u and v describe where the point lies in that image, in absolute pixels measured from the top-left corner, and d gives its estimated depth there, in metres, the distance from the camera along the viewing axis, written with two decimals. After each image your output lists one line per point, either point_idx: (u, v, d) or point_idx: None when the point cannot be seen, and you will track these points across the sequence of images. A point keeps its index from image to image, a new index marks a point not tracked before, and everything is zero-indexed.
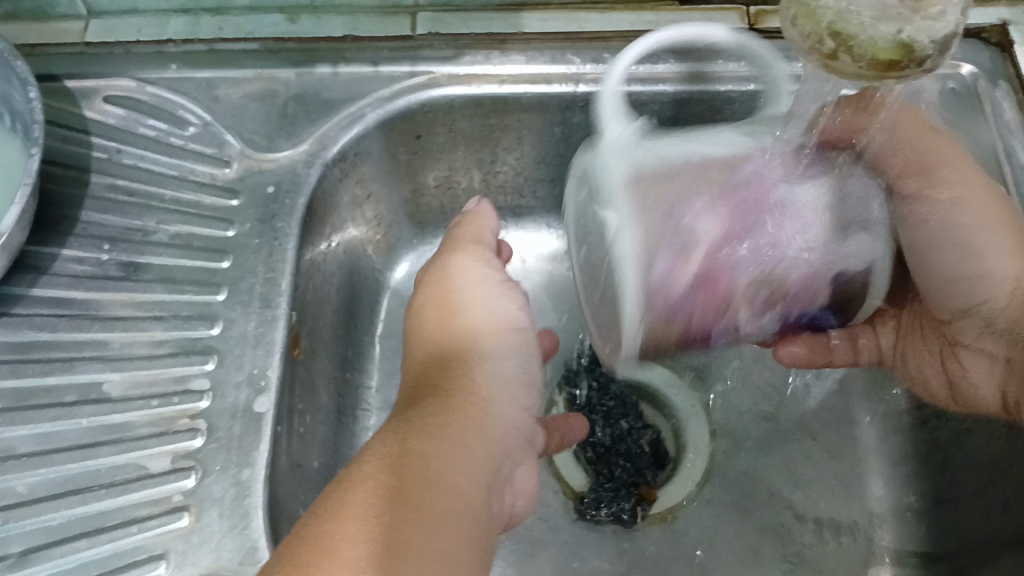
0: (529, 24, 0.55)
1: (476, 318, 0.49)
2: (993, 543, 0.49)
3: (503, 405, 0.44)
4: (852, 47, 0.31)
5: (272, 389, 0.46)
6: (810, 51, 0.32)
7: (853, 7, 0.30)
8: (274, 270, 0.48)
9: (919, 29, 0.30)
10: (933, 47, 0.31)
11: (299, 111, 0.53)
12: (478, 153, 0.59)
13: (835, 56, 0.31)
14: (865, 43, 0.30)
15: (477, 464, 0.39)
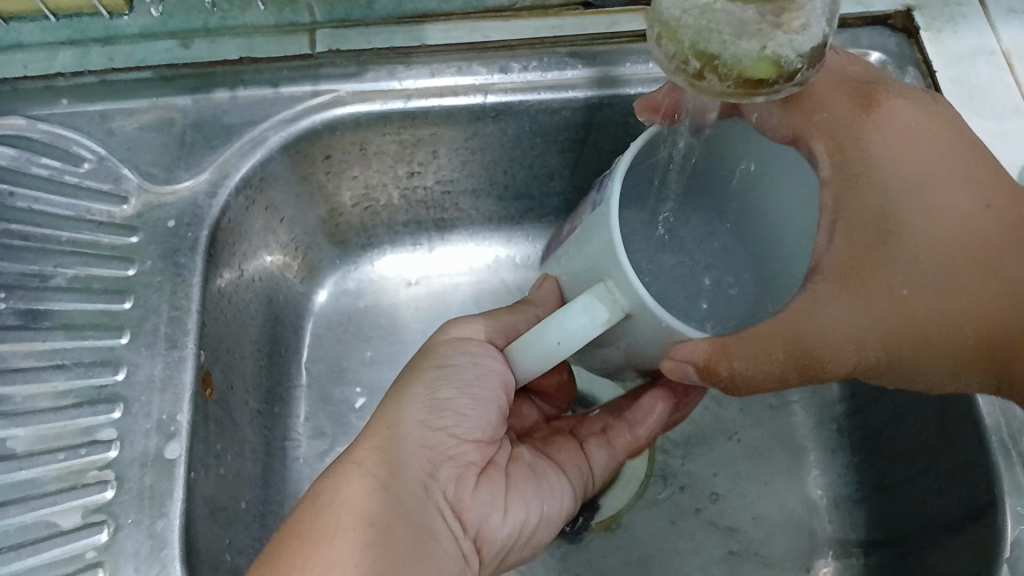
0: (431, 36, 0.53)
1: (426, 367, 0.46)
2: (928, 528, 0.49)
3: (415, 433, 0.44)
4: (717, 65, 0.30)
5: (182, 434, 0.44)
6: (675, 70, 0.32)
7: (713, 25, 0.30)
8: (179, 308, 0.47)
9: (782, 45, 0.30)
10: (799, 60, 0.31)
11: (197, 138, 0.51)
12: (394, 169, 0.57)
13: (701, 76, 0.31)
14: (730, 61, 0.30)
15: (370, 499, 0.39)
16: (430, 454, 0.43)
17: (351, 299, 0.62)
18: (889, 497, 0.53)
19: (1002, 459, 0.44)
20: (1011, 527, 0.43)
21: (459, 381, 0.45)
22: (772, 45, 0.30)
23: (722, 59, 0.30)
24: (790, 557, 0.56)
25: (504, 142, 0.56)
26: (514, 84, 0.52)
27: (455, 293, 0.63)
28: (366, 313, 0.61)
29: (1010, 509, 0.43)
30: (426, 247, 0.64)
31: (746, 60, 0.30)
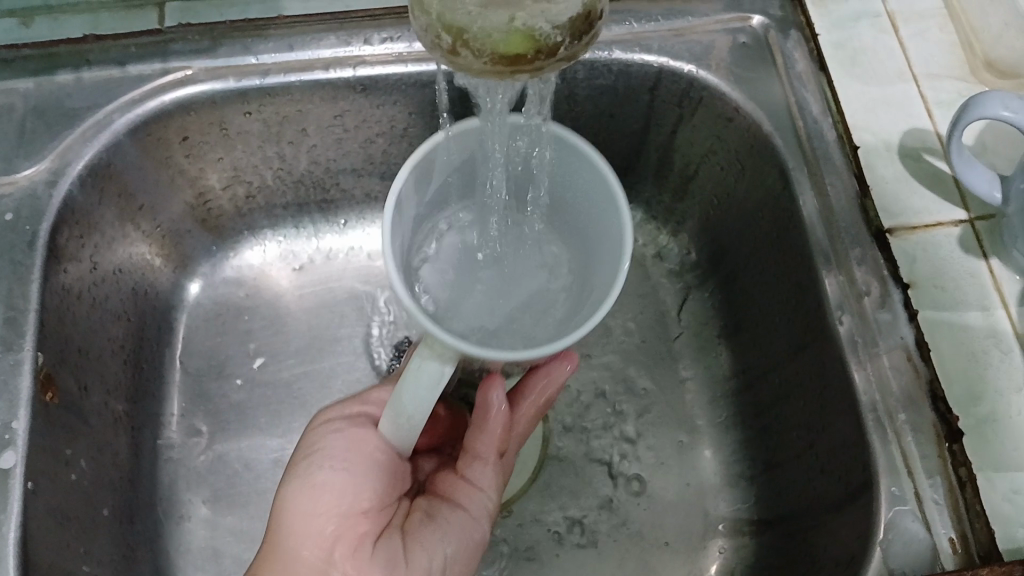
0: (290, 8, 0.50)
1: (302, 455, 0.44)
2: (814, 510, 0.47)
3: (294, 517, 0.41)
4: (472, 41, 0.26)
5: (19, 442, 0.41)
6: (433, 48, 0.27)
7: None
8: (16, 307, 0.43)
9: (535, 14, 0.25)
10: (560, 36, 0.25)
11: (39, 125, 0.47)
12: (263, 150, 0.54)
13: (455, 52, 0.26)
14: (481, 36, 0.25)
15: None
16: (316, 543, 0.40)
17: (231, 287, 0.59)
18: (777, 474, 0.52)
19: (877, 438, 0.42)
20: (886, 508, 0.40)
21: (327, 461, 0.42)
22: (521, 16, 0.25)
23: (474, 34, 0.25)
24: (683, 541, 0.54)
25: (380, 121, 0.53)
26: (376, 56, 0.49)
27: (342, 278, 0.60)
28: (247, 302, 0.59)
29: (885, 490, 0.41)
30: (311, 230, 0.60)
31: (496, 34, 0.25)
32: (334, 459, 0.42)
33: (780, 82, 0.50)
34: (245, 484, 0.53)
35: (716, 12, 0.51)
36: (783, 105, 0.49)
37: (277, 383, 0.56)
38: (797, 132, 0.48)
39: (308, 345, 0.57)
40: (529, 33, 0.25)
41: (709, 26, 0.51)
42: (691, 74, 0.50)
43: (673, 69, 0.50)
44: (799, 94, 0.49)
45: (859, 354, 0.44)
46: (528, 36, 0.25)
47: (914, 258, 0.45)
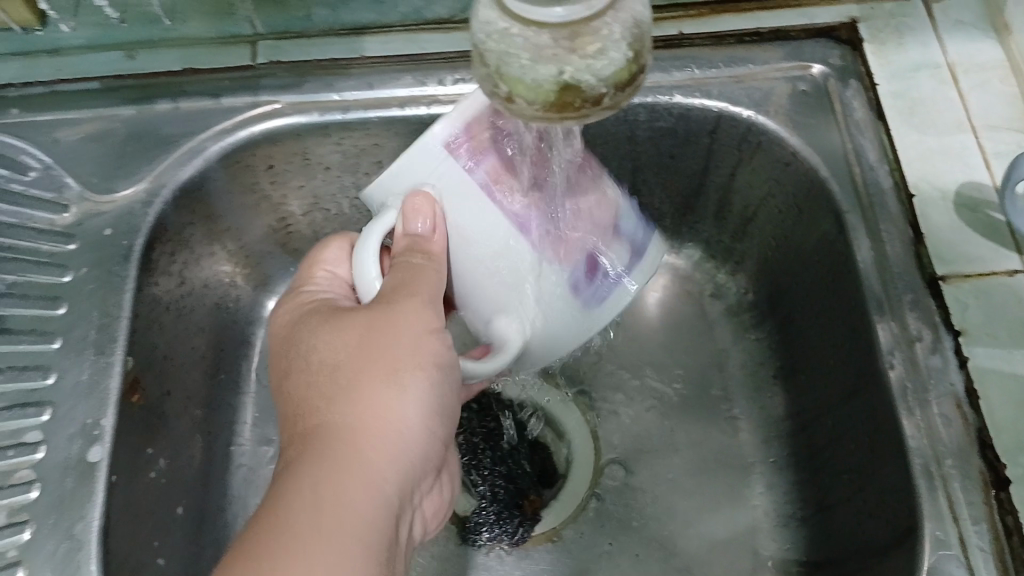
0: (370, 48, 0.54)
1: (411, 342, 0.39)
2: (861, 554, 0.47)
3: (418, 417, 0.39)
4: (524, 90, 0.29)
5: (107, 437, 0.45)
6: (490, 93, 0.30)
7: (512, 48, 0.28)
8: (111, 314, 0.48)
9: (580, 70, 0.28)
10: (602, 87, 0.28)
11: (138, 149, 0.52)
12: (341, 178, 0.57)
13: (510, 100, 0.29)
14: (531, 86, 0.28)
15: (384, 500, 0.36)
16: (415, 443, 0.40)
17: None
18: (826, 515, 0.52)
19: (924, 487, 0.42)
20: (928, 554, 0.40)
21: (444, 377, 0.40)
22: (570, 72, 0.28)
23: (525, 84, 0.29)
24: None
25: None
26: (449, 95, 0.52)
27: None
28: None
29: (928, 535, 0.41)
30: None
31: (544, 86, 0.28)
32: (435, 389, 0.40)
33: (838, 129, 0.51)
34: None
35: (777, 60, 0.53)
36: (840, 152, 0.50)
37: None
38: (854, 180, 0.49)
39: None
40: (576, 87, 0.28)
41: (770, 73, 0.52)
42: (749, 119, 0.52)
43: (732, 114, 0.52)
44: (857, 142, 0.50)
45: (908, 400, 0.44)
46: (574, 88, 0.28)
47: (965, 306, 0.46)
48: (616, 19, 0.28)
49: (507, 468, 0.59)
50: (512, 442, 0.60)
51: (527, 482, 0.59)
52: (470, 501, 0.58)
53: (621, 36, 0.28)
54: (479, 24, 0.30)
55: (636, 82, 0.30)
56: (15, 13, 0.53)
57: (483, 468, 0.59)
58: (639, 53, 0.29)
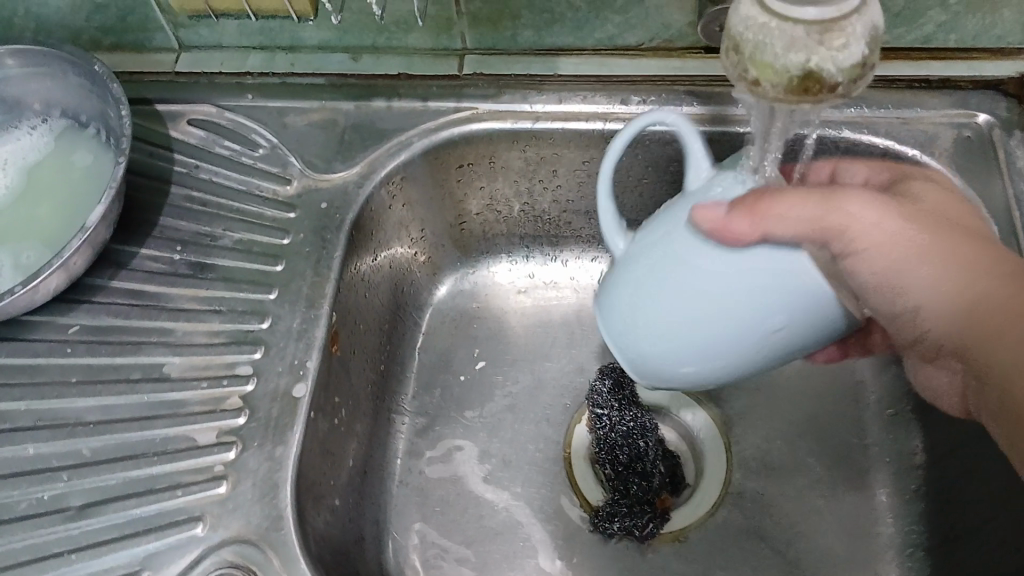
0: (564, 67, 0.60)
1: None
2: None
3: None
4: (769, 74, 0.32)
5: (310, 376, 0.51)
6: (738, 78, 0.33)
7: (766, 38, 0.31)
8: (321, 274, 0.54)
9: (826, 59, 0.30)
10: (842, 75, 0.31)
11: (355, 138, 0.59)
12: (519, 185, 0.64)
13: (756, 83, 0.32)
14: (778, 72, 0.31)
15: None
16: None
17: (466, 298, 0.70)
18: (956, 545, 0.54)
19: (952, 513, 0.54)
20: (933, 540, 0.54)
21: None
22: (814, 61, 0.30)
23: (773, 69, 0.31)
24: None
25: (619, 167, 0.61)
26: (631, 114, 0.58)
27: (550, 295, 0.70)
28: (479, 314, 0.69)
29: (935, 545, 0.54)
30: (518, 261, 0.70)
31: (789, 72, 0.31)
32: None
33: (999, 176, 0.54)
34: (459, 467, 0.63)
35: (944, 106, 0.56)
36: (1002, 200, 0.53)
37: (492, 383, 0.66)
38: (1011, 222, 0.52)
39: (523, 359, 0.67)
40: (820, 72, 0.31)
41: (937, 119, 0.56)
42: (915, 158, 0.55)
43: (897, 152, 0.55)
44: (1017, 187, 0.53)
45: None
46: (816, 75, 0.31)
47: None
48: (863, 21, 0.30)
49: (643, 467, 0.60)
50: (649, 442, 0.61)
51: (660, 483, 0.60)
52: (603, 492, 0.61)
53: (865, 35, 0.30)
54: (738, 17, 0.32)
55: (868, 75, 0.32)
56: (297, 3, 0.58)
57: (617, 465, 0.61)
58: (877, 51, 0.31)
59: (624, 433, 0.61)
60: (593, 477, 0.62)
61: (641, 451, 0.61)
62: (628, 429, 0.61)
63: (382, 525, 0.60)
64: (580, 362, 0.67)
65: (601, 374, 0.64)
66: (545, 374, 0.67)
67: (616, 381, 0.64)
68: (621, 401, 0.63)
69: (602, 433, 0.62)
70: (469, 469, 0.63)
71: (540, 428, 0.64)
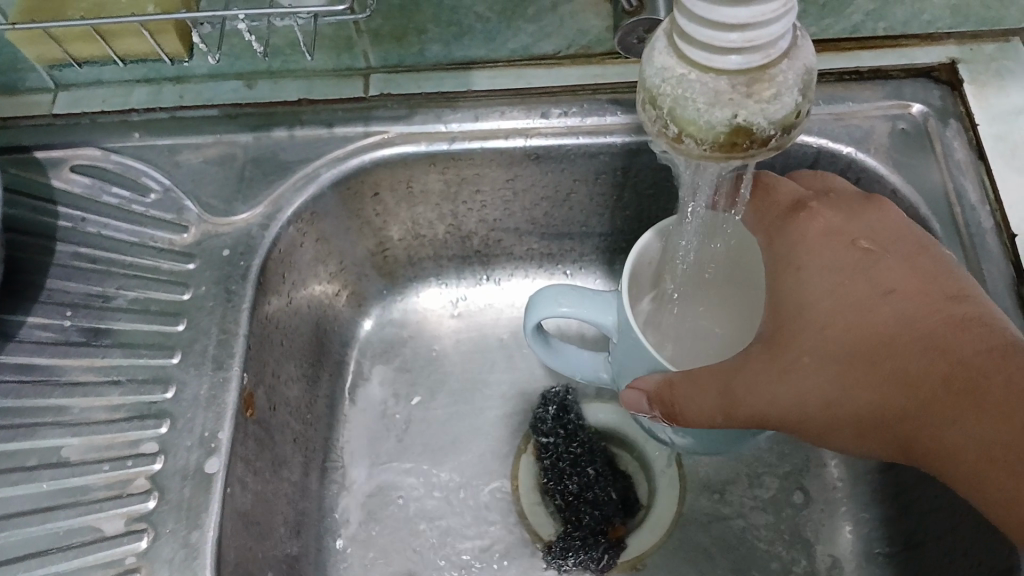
0: (478, 82, 0.56)
1: None
2: None
3: None
4: (695, 130, 0.29)
5: (222, 450, 0.47)
6: (660, 134, 0.31)
7: (688, 93, 0.29)
8: (227, 331, 0.50)
9: (754, 113, 0.28)
10: (774, 128, 0.29)
11: (255, 173, 0.54)
12: (439, 208, 0.60)
13: (681, 140, 0.30)
14: (705, 128, 0.29)
15: None
16: None
17: (396, 328, 0.65)
18: (918, 552, 0.51)
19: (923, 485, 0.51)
20: None
21: None
22: (743, 115, 0.28)
23: (698, 125, 0.29)
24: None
25: (543, 183, 0.58)
26: (553, 128, 0.54)
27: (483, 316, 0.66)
28: (409, 343, 0.65)
29: None
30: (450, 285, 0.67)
31: (717, 128, 0.29)
32: None
33: (937, 167, 0.51)
34: (401, 511, 0.59)
35: (878, 99, 0.53)
36: (939, 191, 0.50)
37: (431, 418, 0.62)
38: (953, 217, 0.49)
39: (460, 389, 0.63)
40: (749, 126, 0.29)
41: (870, 112, 0.53)
42: (850, 156, 0.52)
43: (831, 151, 0.52)
44: (956, 180, 0.50)
45: None
46: (745, 129, 0.29)
47: None
48: (791, 65, 0.28)
49: (593, 495, 0.57)
50: (597, 469, 0.58)
51: (613, 510, 0.57)
52: (555, 525, 0.58)
53: (795, 85, 0.28)
54: (653, 66, 0.30)
55: (800, 127, 0.30)
56: (167, 44, 0.52)
57: (567, 495, 0.57)
58: (809, 99, 0.29)
59: (571, 462, 0.58)
60: (543, 509, 0.58)
61: (589, 479, 0.57)
62: (574, 458, 0.58)
63: None
64: (522, 385, 0.63)
65: (542, 403, 0.61)
66: (484, 402, 0.63)
67: (559, 407, 0.60)
68: (564, 429, 0.60)
69: (548, 462, 0.59)
70: (412, 514, 0.58)
71: (484, 460, 0.60)
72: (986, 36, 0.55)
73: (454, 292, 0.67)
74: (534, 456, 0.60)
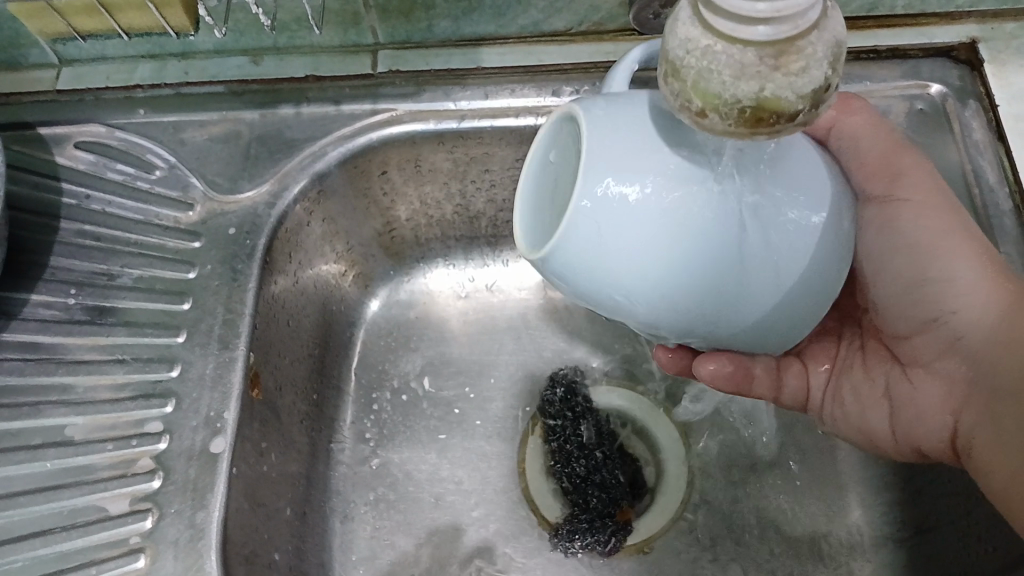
0: (487, 59, 0.55)
1: None
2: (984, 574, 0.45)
3: None
4: (719, 104, 0.28)
5: (228, 430, 0.46)
6: (681, 110, 0.30)
7: (713, 65, 0.28)
8: (232, 311, 0.49)
9: (782, 87, 0.27)
10: (801, 102, 0.28)
11: (261, 151, 0.54)
12: (448, 187, 0.59)
13: (704, 115, 0.29)
14: (729, 102, 0.28)
15: None
16: None
17: (402, 308, 0.65)
18: (931, 538, 0.51)
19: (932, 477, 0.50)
20: None
21: None
22: (770, 88, 0.27)
23: (722, 99, 0.28)
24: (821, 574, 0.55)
25: None
26: (563, 106, 0.53)
27: (490, 299, 0.65)
28: (415, 324, 0.64)
29: None
30: (458, 265, 0.66)
31: (743, 102, 0.28)
32: None
33: (956, 148, 0.50)
34: (408, 493, 0.58)
35: (895, 78, 0.52)
36: (958, 172, 0.49)
37: (437, 400, 0.61)
38: (970, 199, 0.48)
39: (467, 371, 0.63)
40: (775, 100, 0.28)
41: (888, 91, 0.52)
42: None
43: None
44: (975, 161, 0.49)
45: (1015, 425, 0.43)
46: (772, 104, 0.28)
47: None
48: (820, 39, 0.27)
49: (601, 477, 0.57)
50: (606, 452, 0.58)
51: (620, 493, 0.57)
52: (561, 508, 0.57)
53: (822, 59, 0.28)
54: (675, 39, 0.29)
55: (826, 104, 0.30)
56: (173, 18, 0.52)
57: (575, 477, 0.57)
58: (838, 73, 0.28)
59: (579, 444, 0.58)
60: (550, 493, 0.58)
61: (598, 462, 0.58)
62: (583, 440, 0.58)
63: (327, 566, 0.55)
64: (530, 367, 0.63)
65: (550, 384, 0.61)
66: (491, 385, 0.62)
67: (569, 389, 0.60)
68: (574, 412, 0.59)
69: (556, 445, 0.59)
70: (418, 496, 0.58)
71: (492, 442, 0.60)
72: (1008, 14, 0.54)
73: (462, 273, 0.66)
74: (542, 438, 0.60)
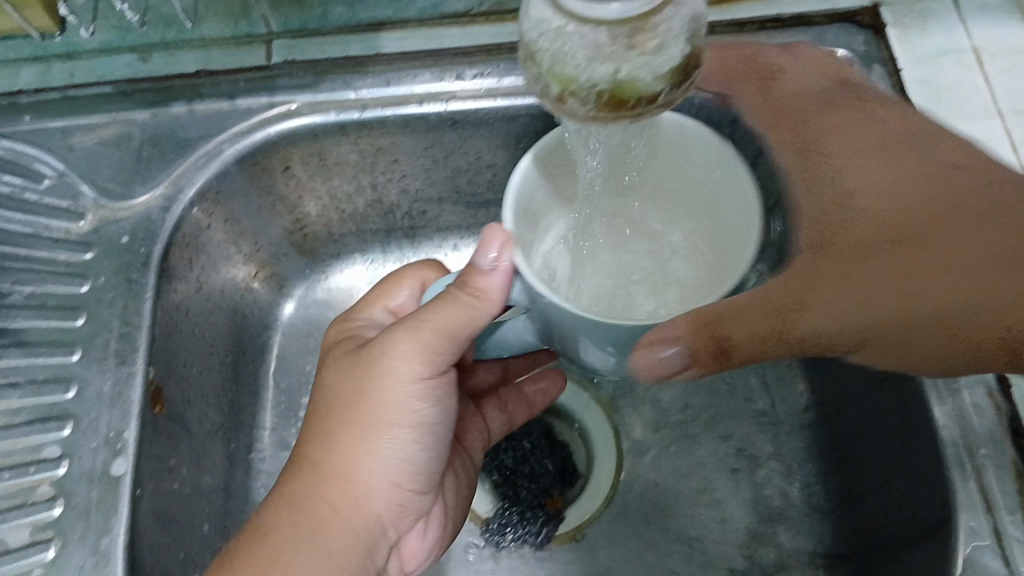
0: (388, 45, 0.53)
1: None
2: (909, 538, 0.45)
3: None
4: (577, 89, 0.28)
5: (129, 450, 0.44)
6: (542, 94, 0.29)
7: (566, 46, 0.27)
8: (129, 323, 0.47)
9: (635, 68, 0.27)
10: (657, 83, 0.28)
11: (154, 152, 0.51)
12: (357, 180, 0.57)
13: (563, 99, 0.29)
14: (585, 85, 0.28)
15: None
16: None
17: (320, 307, 0.63)
18: (857, 505, 0.51)
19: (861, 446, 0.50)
20: (964, 544, 0.40)
21: None
22: (625, 69, 0.27)
23: (579, 83, 0.28)
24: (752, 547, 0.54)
25: (466, 146, 0.55)
26: (467, 91, 0.52)
27: None
28: None
29: (963, 526, 0.40)
30: (376, 259, 0.64)
31: (597, 85, 0.27)
32: None
33: None
34: None
35: (799, 46, 0.52)
36: None
37: None
38: None
39: None
40: (632, 82, 0.28)
41: None
42: None
43: None
44: None
45: (938, 388, 0.43)
46: (627, 86, 0.28)
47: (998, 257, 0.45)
48: (675, 15, 0.27)
49: (529, 468, 0.58)
50: (533, 443, 0.59)
51: (549, 481, 0.57)
52: (491, 502, 0.57)
53: (676, 38, 0.27)
54: (530, 21, 0.28)
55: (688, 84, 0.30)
56: (36, 20, 0.50)
57: (504, 469, 0.58)
58: (694, 51, 0.28)
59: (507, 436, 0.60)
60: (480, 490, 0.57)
61: (525, 452, 0.59)
62: (511, 432, 0.60)
63: None
64: None
65: None
66: None
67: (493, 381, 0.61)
68: None
69: None
70: None
71: None
72: None
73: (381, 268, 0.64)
74: None
